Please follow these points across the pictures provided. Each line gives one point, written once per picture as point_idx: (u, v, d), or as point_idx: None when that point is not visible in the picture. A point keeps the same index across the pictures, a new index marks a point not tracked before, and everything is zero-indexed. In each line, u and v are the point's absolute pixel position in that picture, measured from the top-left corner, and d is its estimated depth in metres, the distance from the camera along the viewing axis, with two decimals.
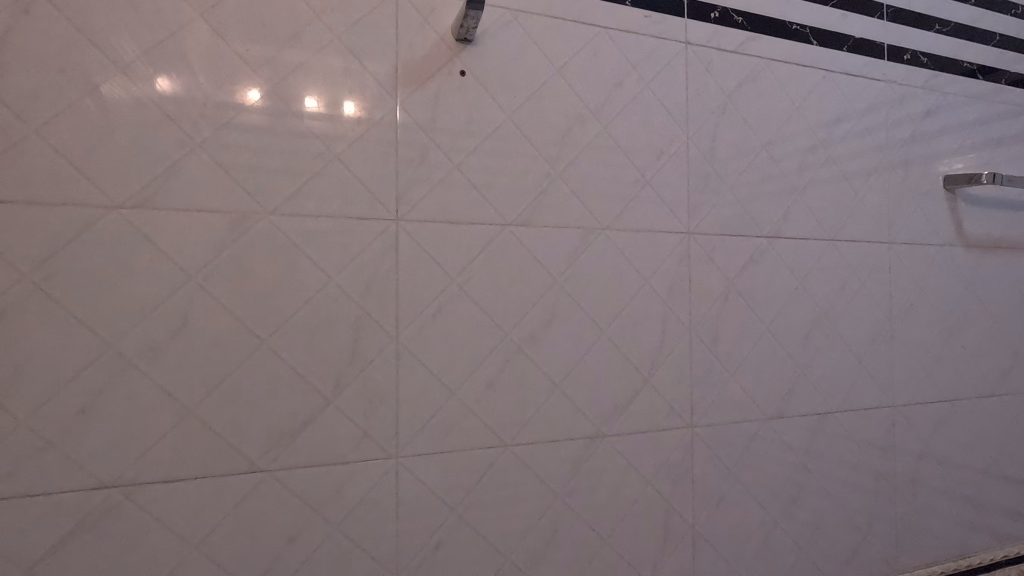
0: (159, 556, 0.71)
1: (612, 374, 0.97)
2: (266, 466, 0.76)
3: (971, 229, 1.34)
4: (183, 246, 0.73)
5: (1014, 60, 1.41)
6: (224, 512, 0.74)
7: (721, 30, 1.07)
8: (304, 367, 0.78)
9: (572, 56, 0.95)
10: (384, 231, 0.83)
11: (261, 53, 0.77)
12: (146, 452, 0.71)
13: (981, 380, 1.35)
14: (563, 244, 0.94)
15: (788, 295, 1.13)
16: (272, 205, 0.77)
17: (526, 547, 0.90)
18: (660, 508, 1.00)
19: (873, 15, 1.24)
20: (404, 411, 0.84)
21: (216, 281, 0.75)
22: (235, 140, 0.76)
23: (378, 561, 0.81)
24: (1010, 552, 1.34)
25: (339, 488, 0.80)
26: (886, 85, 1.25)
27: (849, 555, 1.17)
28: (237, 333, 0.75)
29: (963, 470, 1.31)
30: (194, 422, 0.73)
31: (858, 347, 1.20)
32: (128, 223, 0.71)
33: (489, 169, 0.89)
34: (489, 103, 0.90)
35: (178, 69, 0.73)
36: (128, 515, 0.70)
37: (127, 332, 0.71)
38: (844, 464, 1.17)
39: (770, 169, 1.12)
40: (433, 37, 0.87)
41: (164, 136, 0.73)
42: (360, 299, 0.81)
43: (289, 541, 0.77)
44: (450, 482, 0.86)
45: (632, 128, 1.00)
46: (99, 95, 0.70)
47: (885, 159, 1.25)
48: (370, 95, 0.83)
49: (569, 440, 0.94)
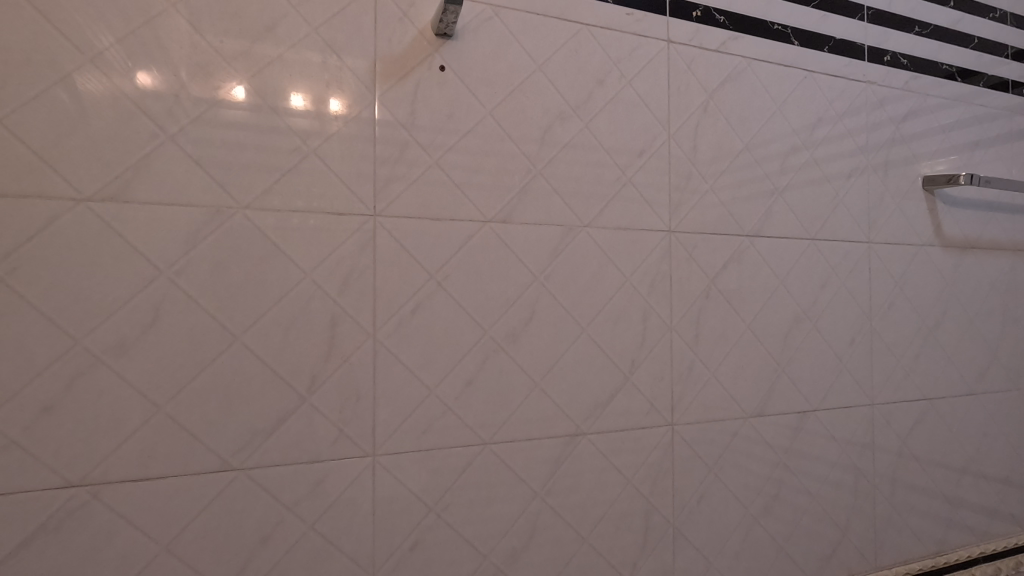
0: (127, 557, 0.70)
1: (593, 373, 0.97)
2: (238, 464, 0.75)
3: (950, 229, 1.36)
4: (153, 240, 0.72)
5: (991, 63, 1.43)
6: (195, 511, 0.73)
7: (703, 29, 1.08)
8: (280, 364, 0.78)
9: (553, 53, 0.95)
10: (362, 227, 0.82)
11: (236, 45, 0.76)
12: (115, 450, 0.70)
13: (959, 378, 1.36)
14: (544, 242, 0.94)
15: (769, 294, 1.14)
16: (247, 200, 0.76)
17: (506, 546, 0.90)
18: (640, 506, 1.00)
19: (853, 16, 1.25)
20: (383, 409, 0.83)
21: (188, 276, 0.73)
22: (210, 133, 0.75)
23: (355, 561, 0.81)
24: (987, 549, 1.36)
25: (314, 486, 0.79)
26: (867, 85, 1.26)
27: (828, 553, 1.18)
28: (209, 329, 0.74)
29: (940, 468, 1.33)
30: (164, 419, 0.72)
31: (838, 345, 1.21)
32: (97, 216, 0.70)
33: (469, 166, 0.89)
34: (469, 99, 0.89)
35: (152, 61, 0.72)
36: (96, 515, 0.69)
37: (96, 327, 0.69)
38: (821, 461, 1.19)
39: (752, 168, 1.13)
40: (412, 31, 0.86)
41: (136, 129, 0.71)
42: (336, 296, 0.81)
43: (262, 541, 0.76)
44: (429, 481, 0.85)
45: (613, 127, 1.00)
46: (69, 86, 0.69)
47: (865, 160, 1.26)
48: (351, 90, 0.82)
49: (549, 438, 0.94)
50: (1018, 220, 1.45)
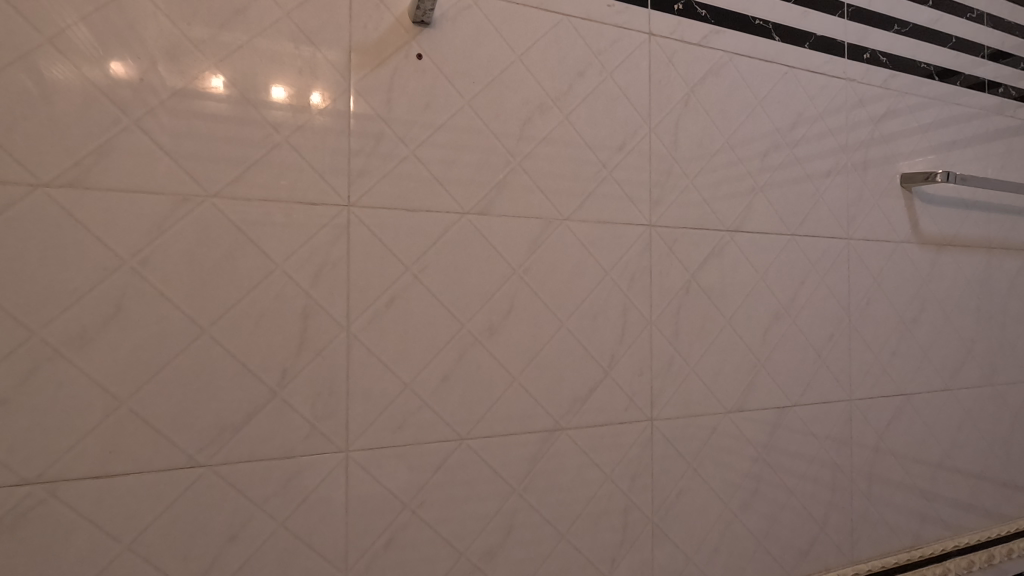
0: (88, 556, 0.68)
1: (571, 368, 0.97)
2: (205, 460, 0.74)
3: (927, 227, 1.37)
4: (115, 229, 0.70)
5: (969, 63, 1.45)
6: (159, 509, 0.71)
7: (684, 23, 1.08)
8: (250, 358, 0.76)
9: (533, 44, 0.94)
10: (335, 218, 0.81)
11: (205, 30, 0.75)
12: (74, 445, 0.68)
13: (934, 373, 1.38)
14: (524, 235, 0.93)
15: (749, 289, 1.14)
16: (214, 188, 0.75)
17: (483, 543, 0.90)
18: (619, 502, 1.01)
19: (834, 14, 1.26)
20: (357, 404, 0.82)
21: (153, 267, 0.72)
22: (178, 121, 0.73)
23: (328, 560, 0.80)
24: (961, 542, 1.38)
25: (284, 483, 0.78)
26: (847, 82, 1.27)
27: (804, 548, 1.19)
28: (174, 321, 0.73)
29: (915, 463, 1.35)
30: (126, 414, 0.70)
31: (816, 340, 1.22)
32: (56, 203, 0.68)
33: (447, 158, 0.88)
34: (448, 89, 0.88)
35: (116, 45, 0.70)
36: (54, 513, 0.67)
37: (55, 318, 0.67)
38: (798, 455, 1.19)
39: (733, 164, 1.13)
40: (389, 17, 0.85)
41: (98, 114, 0.69)
42: (309, 288, 0.79)
43: (230, 540, 0.75)
44: (405, 477, 0.85)
45: (594, 119, 0.99)
46: (25, 69, 0.66)
47: (845, 158, 1.27)
48: (326, 79, 0.81)
49: (526, 433, 0.93)
50: (993, 219, 1.47)
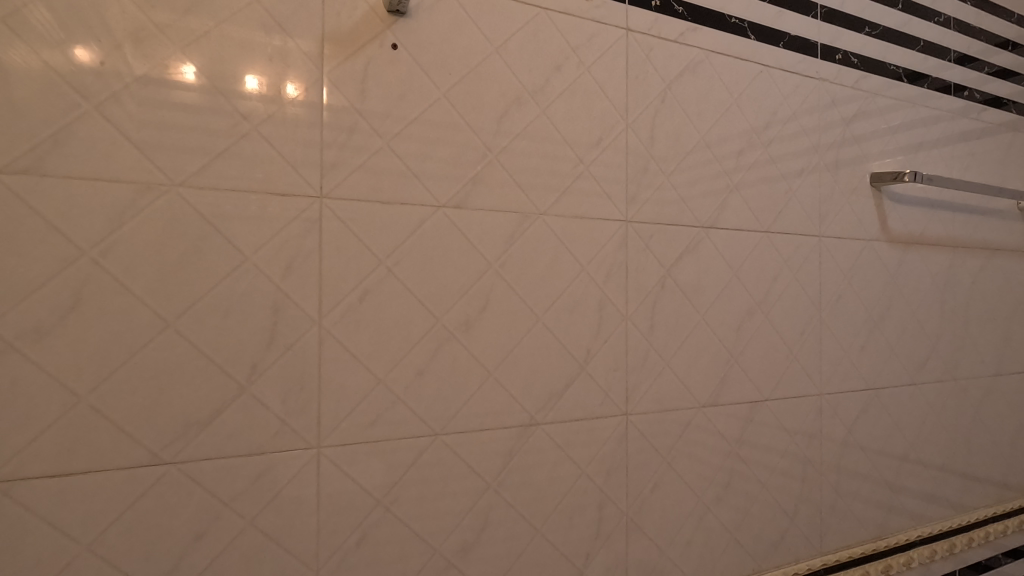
0: (45, 558, 0.66)
1: (546, 362, 0.97)
2: (170, 457, 0.72)
3: (894, 225, 1.41)
4: (74, 219, 0.68)
5: (936, 66, 1.49)
6: (121, 508, 0.70)
7: (662, 19, 1.08)
8: (218, 352, 0.75)
9: (511, 37, 0.94)
10: (307, 210, 0.80)
11: (172, 15, 0.72)
12: (31, 442, 0.66)
13: (899, 368, 1.42)
14: (500, 228, 0.93)
15: (722, 285, 1.15)
16: (180, 177, 0.73)
17: (458, 538, 0.89)
18: (594, 496, 1.01)
19: (807, 14, 1.27)
20: (329, 399, 0.81)
21: (115, 258, 0.70)
22: (142, 109, 0.71)
23: (298, 558, 0.79)
24: (924, 532, 1.42)
25: (253, 480, 0.76)
26: (819, 82, 1.29)
27: (774, 540, 1.21)
28: (137, 314, 0.71)
29: (881, 455, 1.38)
30: (86, 410, 0.68)
31: (787, 336, 1.24)
32: (11, 190, 0.65)
33: (423, 151, 0.87)
34: (423, 81, 0.87)
35: (75, 29, 0.68)
36: (8, 514, 0.65)
37: (9, 312, 0.65)
38: (769, 448, 1.21)
39: (708, 161, 1.14)
40: (363, 6, 0.83)
41: (57, 98, 0.67)
42: (280, 281, 0.78)
43: (196, 539, 0.73)
44: (378, 473, 0.84)
45: (572, 113, 0.99)
46: None
47: (817, 157, 1.29)
48: (298, 68, 0.79)
49: (501, 429, 0.93)
50: (958, 218, 1.51)
